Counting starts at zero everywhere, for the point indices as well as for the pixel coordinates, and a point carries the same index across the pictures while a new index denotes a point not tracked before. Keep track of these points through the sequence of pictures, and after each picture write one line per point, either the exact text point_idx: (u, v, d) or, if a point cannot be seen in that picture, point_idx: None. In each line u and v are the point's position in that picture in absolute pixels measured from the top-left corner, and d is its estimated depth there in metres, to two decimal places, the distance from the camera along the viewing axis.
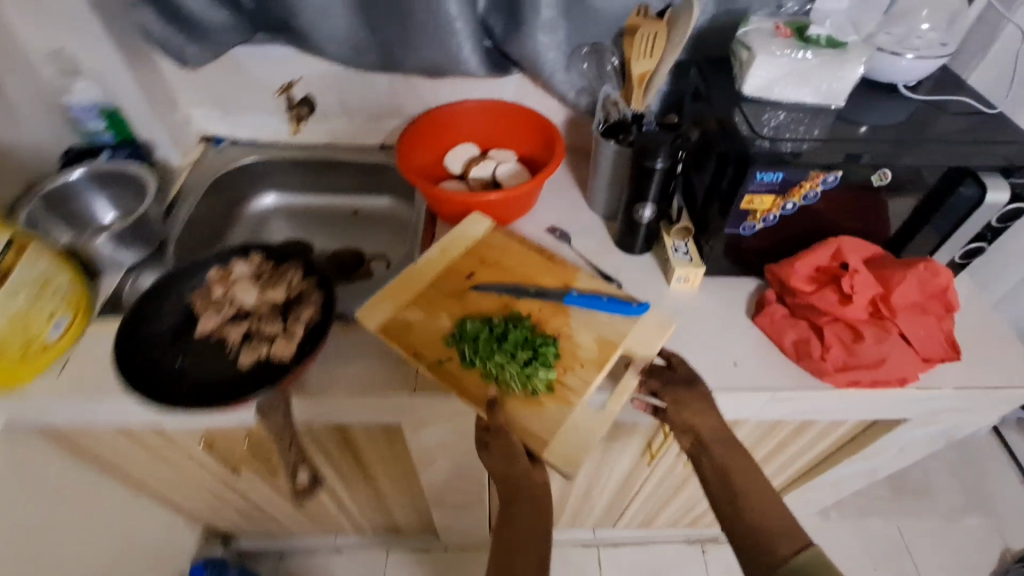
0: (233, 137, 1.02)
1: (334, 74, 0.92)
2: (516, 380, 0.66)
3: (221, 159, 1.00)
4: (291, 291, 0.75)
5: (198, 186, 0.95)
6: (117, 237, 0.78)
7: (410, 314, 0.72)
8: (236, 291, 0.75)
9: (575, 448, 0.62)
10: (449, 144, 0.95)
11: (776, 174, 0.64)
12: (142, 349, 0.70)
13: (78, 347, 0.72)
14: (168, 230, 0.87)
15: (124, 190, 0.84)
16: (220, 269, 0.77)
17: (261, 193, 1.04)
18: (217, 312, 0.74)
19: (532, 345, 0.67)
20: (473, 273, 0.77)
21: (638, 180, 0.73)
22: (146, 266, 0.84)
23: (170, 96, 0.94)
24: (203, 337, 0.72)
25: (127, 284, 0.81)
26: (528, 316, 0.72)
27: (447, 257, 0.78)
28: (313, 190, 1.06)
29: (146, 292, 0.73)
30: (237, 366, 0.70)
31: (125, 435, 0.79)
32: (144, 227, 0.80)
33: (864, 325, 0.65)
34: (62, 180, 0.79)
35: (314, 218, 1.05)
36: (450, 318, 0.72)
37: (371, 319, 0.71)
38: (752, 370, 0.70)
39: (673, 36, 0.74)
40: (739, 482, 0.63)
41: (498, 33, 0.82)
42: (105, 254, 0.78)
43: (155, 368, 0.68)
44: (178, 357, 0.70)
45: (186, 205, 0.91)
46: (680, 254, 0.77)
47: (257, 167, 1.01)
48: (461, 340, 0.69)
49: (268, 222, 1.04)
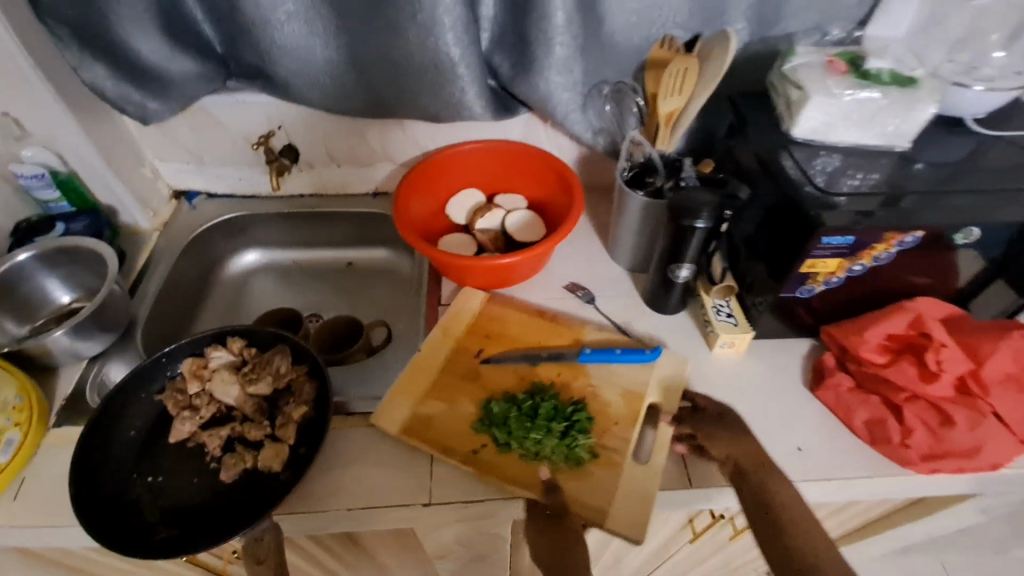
0: (209, 192, 0.92)
1: (319, 121, 0.82)
2: (557, 454, 0.59)
3: (195, 217, 0.90)
4: (279, 382, 0.66)
5: (170, 250, 0.85)
6: (77, 328, 0.67)
7: (431, 407, 0.63)
8: (215, 385, 0.65)
9: (636, 514, 0.55)
10: (451, 193, 0.85)
11: (845, 237, 0.55)
12: (105, 467, 0.59)
13: (33, 465, 0.60)
14: (136, 309, 0.77)
15: (82, 267, 0.74)
16: (195, 359, 0.67)
17: (242, 251, 0.94)
18: (194, 413, 0.64)
19: (565, 414, 0.61)
20: (489, 348, 0.69)
21: (676, 243, 0.64)
22: (113, 352, 0.73)
23: (134, 153, 0.84)
24: (178, 444, 0.63)
25: (92, 377, 0.70)
26: (551, 384, 0.65)
27: (454, 337, 0.70)
28: (300, 244, 0.95)
29: (110, 393, 0.63)
30: (219, 480, 0.60)
31: (90, 559, 0.67)
32: (109, 312, 0.70)
33: (952, 406, 0.56)
34: (8, 264, 0.70)
35: (303, 275, 0.95)
36: (474, 404, 0.64)
37: (388, 422, 0.62)
38: (820, 458, 0.59)
39: (705, 71, 0.65)
40: (774, 504, 0.55)
41: (503, 73, 0.72)
42: (62, 348, 0.67)
43: (121, 489, 0.59)
44: (149, 472, 0.61)
45: (157, 275, 0.81)
46: (724, 317, 0.68)
47: (236, 223, 0.91)
48: (492, 424, 0.61)
49: (251, 282, 0.94)
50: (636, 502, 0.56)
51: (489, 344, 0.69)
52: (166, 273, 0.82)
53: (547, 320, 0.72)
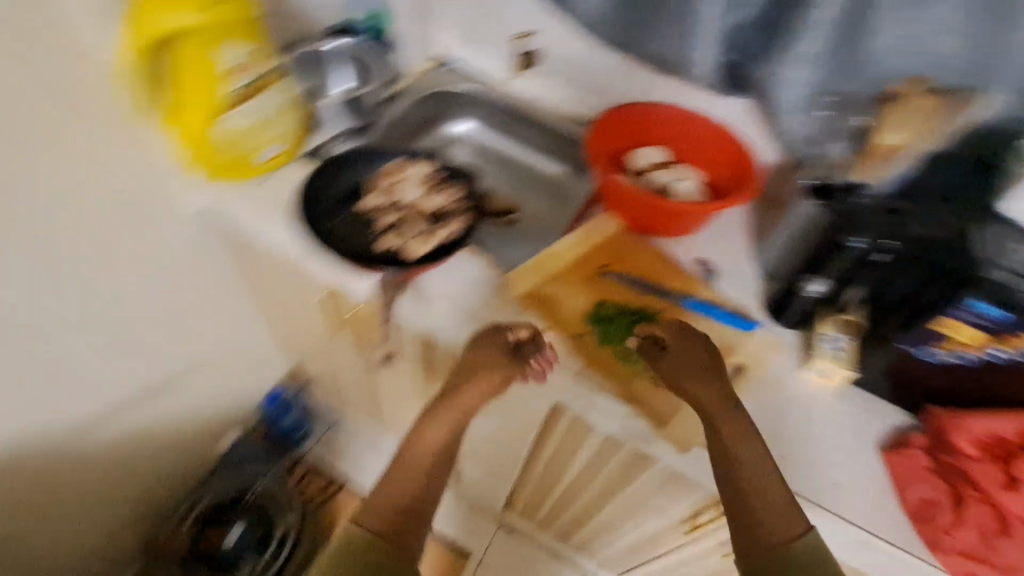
0: (461, 63, 1.08)
1: (575, 39, 0.98)
2: (646, 364, 0.71)
3: (442, 79, 1.05)
4: (444, 206, 0.83)
5: (414, 94, 1.02)
6: (343, 103, 0.92)
7: (554, 289, 0.76)
8: (402, 186, 0.84)
9: (691, 432, 0.72)
10: (642, 141, 0.92)
11: (999, 309, 0.64)
12: (313, 201, 0.81)
13: (279, 173, 0.84)
14: (375, 117, 0.97)
15: (359, 73, 0.94)
16: (397, 162, 0.85)
17: (459, 120, 1.06)
18: (379, 197, 0.83)
19: (662, 337, 0.71)
20: (612, 265, 0.78)
21: (823, 258, 0.68)
22: (349, 137, 0.93)
23: (428, 5, 1.03)
24: (357, 212, 0.82)
25: (329, 146, 0.90)
26: (655, 313, 0.74)
27: (587, 243, 0.79)
28: (506, 135, 1.06)
29: (333, 156, 0.84)
30: (374, 247, 0.78)
31: (257, 262, 0.87)
32: (360, 106, 0.95)
33: (1016, 522, 0.63)
34: (316, 47, 0.90)
35: (496, 161, 1.05)
36: (588, 301, 0.75)
37: (519, 285, 0.77)
38: (853, 502, 0.67)
39: (945, 128, 0.70)
40: (744, 472, 0.65)
41: (748, 52, 0.78)
42: (326, 113, 0.91)
43: (314, 222, 0.79)
44: (333, 219, 0.80)
45: (397, 105, 1.00)
46: (832, 348, 0.70)
47: (466, 95, 1.05)
48: (601, 322, 0.74)
49: (453, 147, 1.05)
50: (695, 424, 0.72)
51: (618, 263, 0.78)
52: (403, 109, 1.00)
53: (670, 265, 0.78)
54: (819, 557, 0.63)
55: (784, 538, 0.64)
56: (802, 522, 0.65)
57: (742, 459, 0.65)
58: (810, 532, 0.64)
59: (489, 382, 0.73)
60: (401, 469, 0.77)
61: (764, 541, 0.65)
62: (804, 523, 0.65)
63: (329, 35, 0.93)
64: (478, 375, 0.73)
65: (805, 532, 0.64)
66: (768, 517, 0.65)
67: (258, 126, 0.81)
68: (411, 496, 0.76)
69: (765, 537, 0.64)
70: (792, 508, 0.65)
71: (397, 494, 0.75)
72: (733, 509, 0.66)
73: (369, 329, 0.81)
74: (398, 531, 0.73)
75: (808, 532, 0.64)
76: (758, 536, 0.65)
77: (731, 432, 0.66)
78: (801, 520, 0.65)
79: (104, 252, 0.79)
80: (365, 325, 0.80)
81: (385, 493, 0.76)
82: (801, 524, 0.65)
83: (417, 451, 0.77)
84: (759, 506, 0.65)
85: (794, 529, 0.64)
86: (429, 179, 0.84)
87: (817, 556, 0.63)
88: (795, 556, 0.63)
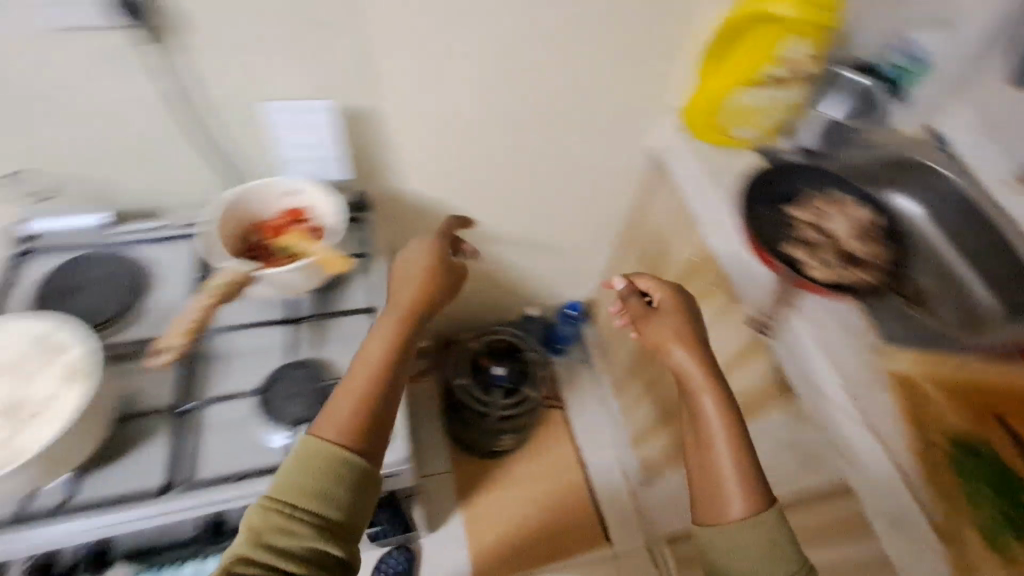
0: (895, 108, 0.93)
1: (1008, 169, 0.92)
2: (996, 533, 0.61)
3: (856, 114, 0.90)
4: (855, 252, 0.83)
5: (842, 85, 0.88)
6: (829, 126, 0.91)
7: (941, 401, 0.68)
8: (839, 231, 0.84)
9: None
10: None
11: None
12: (761, 187, 0.89)
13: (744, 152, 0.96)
14: (838, 152, 0.95)
15: (860, 111, 0.90)
16: (846, 201, 0.88)
17: (838, 109, 0.90)
18: (802, 212, 0.86)
19: (1009, 488, 0.62)
20: (1007, 418, 0.66)
21: None
22: (807, 152, 0.95)
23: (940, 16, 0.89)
24: (784, 215, 0.86)
25: (786, 150, 0.95)
26: (1001, 454, 0.64)
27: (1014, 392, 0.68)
28: (874, 202, 0.89)
29: (786, 164, 0.91)
30: (777, 245, 0.82)
31: (680, 170, 1.01)
32: (842, 133, 0.92)
33: None
34: (836, 68, 0.88)
35: (865, 227, 0.86)
36: (973, 433, 0.66)
37: (902, 361, 0.71)
38: None
39: None
40: (715, 443, 0.60)
41: None
42: (801, 128, 0.95)
43: (746, 198, 0.87)
44: (757, 208, 0.87)
45: (808, 126, 0.94)
46: None
47: (862, 126, 0.93)
48: (976, 479, 0.63)
49: (819, 133, 0.92)
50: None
51: (1006, 404, 0.67)
52: (837, 122, 0.91)
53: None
54: (752, 539, 0.53)
55: (727, 508, 0.56)
56: (743, 473, 0.57)
57: (714, 468, 0.58)
58: (744, 519, 0.54)
59: (437, 276, 0.74)
60: (400, 305, 0.69)
61: (690, 470, 0.61)
62: (750, 471, 0.57)
63: (857, 61, 0.89)
64: (433, 284, 0.73)
65: (746, 516, 0.55)
66: (715, 476, 0.58)
67: (767, 108, 0.93)
68: (392, 371, 0.63)
69: (716, 504, 0.57)
70: (740, 473, 0.57)
71: (375, 355, 0.64)
72: (689, 434, 0.63)
73: (708, 267, 0.89)
74: (360, 414, 0.58)
75: (745, 494, 0.56)
76: (709, 497, 0.58)
77: (683, 353, 0.66)
78: (756, 497, 0.56)
79: (542, 119, 0.99)
80: (706, 266, 0.89)
81: (358, 382, 0.61)
82: (766, 495, 0.56)
83: (418, 304, 0.70)
84: (696, 448, 0.61)
85: (730, 502, 0.56)
86: (859, 245, 0.83)
87: (750, 539, 0.53)
88: (734, 543, 0.54)
